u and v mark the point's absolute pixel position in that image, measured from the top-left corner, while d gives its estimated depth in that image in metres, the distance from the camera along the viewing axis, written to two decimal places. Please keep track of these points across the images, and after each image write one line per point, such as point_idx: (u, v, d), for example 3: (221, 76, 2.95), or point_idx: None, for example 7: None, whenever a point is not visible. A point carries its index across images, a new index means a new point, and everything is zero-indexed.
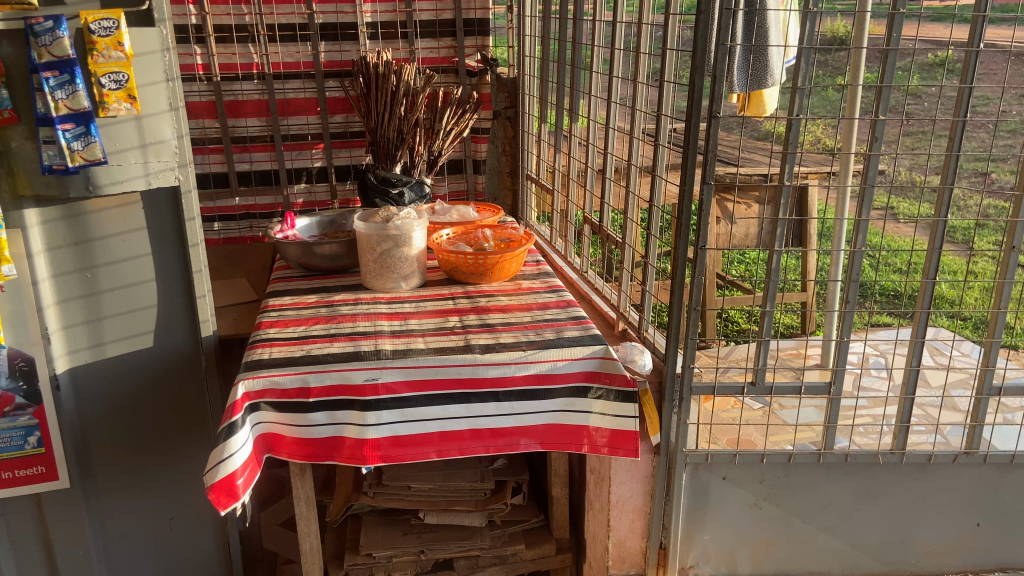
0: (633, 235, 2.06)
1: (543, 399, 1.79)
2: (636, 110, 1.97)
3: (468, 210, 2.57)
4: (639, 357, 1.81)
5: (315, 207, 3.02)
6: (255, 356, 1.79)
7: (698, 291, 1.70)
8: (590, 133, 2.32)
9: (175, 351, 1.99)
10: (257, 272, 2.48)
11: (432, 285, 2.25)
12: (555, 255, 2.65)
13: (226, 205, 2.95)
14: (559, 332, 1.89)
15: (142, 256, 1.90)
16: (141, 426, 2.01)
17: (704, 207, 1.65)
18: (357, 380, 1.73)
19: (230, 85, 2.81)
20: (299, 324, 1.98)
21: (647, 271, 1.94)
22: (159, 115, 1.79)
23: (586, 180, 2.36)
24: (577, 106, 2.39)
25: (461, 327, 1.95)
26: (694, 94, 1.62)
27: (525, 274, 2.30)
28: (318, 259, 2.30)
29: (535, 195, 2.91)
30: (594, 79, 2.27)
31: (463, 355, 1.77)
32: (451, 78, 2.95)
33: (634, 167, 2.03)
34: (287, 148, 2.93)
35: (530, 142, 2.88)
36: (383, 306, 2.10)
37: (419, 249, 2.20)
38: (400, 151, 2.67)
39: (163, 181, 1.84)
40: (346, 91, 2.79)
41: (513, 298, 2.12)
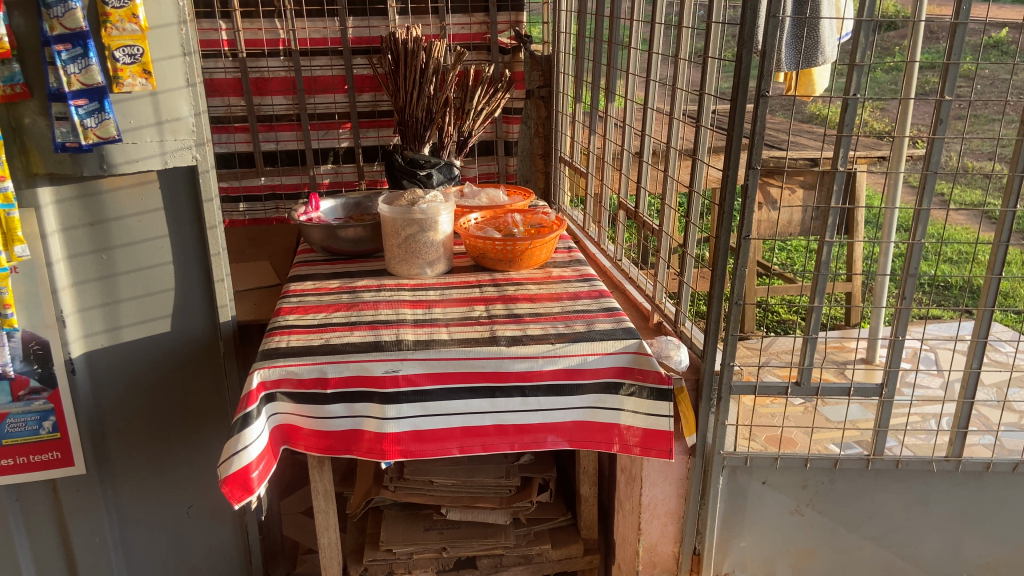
0: (670, 222, 1.95)
1: (571, 395, 1.71)
2: (677, 89, 1.84)
3: (497, 194, 2.46)
4: (674, 353, 1.71)
5: (341, 188, 2.93)
6: (271, 344, 1.71)
7: (741, 284, 1.58)
8: (627, 114, 2.19)
9: (193, 336, 1.92)
10: (280, 255, 2.41)
11: (459, 272, 2.16)
12: (588, 241, 2.53)
13: (251, 184, 2.89)
14: (590, 324, 1.79)
15: (159, 238, 1.83)
16: (158, 413, 1.96)
17: (750, 194, 1.52)
18: (377, 372, 1.65)
19: (256, 62, 2.73)
20: (320, 310, 1.91)
21: (685, 262, 1.82)
22: (175, 91, 1.72)
23: (622, 163, 2.25)
24: (614, 86, 2.27)
25: (487, 317, 1.86)
26: (741, 67, 1.49)
27: (556, 261, 2.20)
28: (341, 242, 2.22)
29: (568, 178, 2.80)
30: (633, 56, 2.14)
31: (488, 347, 1.69)
32: (483, 55, 2.84)
33: (674, 150, 1.90)
34: (314, 128, 2.84)
35: (565, 123, 2.76)
36: (407, 293, 2.02)
37: (445, 234, 2.11)
38: (429, 131, 2.59)
39: (180, 160, 1.77)
40: (374, 69, 2.70)
41: (543, 287, 2.03)
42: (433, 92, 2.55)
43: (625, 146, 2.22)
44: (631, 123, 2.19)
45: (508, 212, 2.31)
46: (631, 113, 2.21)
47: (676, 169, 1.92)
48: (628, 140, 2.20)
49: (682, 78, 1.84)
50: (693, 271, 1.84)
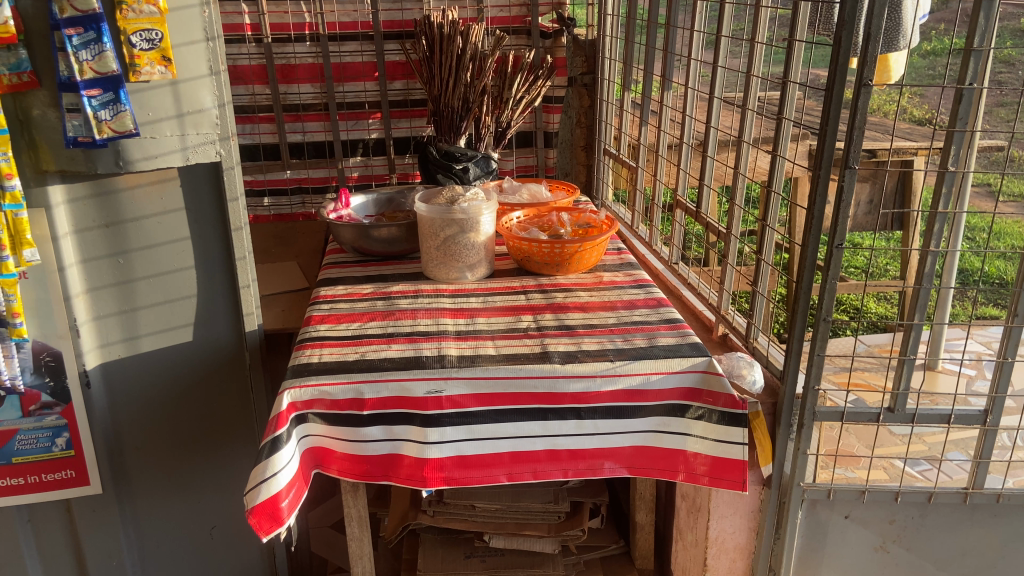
0: (739, 225, 1.77)
1: (632, 418, 1.55)
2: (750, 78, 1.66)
3: (539, 190, 2.30)
4: (747, 372, 1.55)
5: (371, 181, 2.77)
6: (303, 360, 1.56)
7: (830, 298, 1.40)
8: (687, 105, 2.01)
9: (216, 347, 1.77)
10: (309, 255, 2.25)
11: (501, 276, 2.00)
12: (638, 242, 2.37)
13: (276, 178, 2.72)
14: (651, 339, 1.62)
15: (180, 241, 1.68)
16: (181, 428, 1.81)
17: (844, 197, 1.34)
18: (418, 393, 1.49)
19: (282, 47, 2.56)
20: (353, 320, 1.75)
21: (760, 270, 1.65)
22: (197, 80, 1.56)
23: (680, 157, 2.07)
24: (670, 73, 2.09)
25: (536, 329, 1.70)
26: (840, 51, 1.30)
27: (606, 265, 2.03)
28: (374, 243, 2.07)
29: (613, 171, 2.62)
30: (694, 41, 1.96)
31: (541, 365, 1.52)
32: (523, 40, 2.67)
33: (746, 146, 1.72)
34: (343, 118, 2.68)
35: (611, 112, 2.58)
36: (447, 300, 1.86)
37: (487, 235, 1.95)
38: (465, 122, 2.43)
39: (203, 156, 1.61)
40: (408, 54, 2.53)
41: (594, 293, 1.86)
42: (472, 80, 2.39)
43: (684, 138, 2.04)
44: (691, 115, 2.02)
45: (552, 210, 2.14)
46: (692, 104, 2.02)
47: (747, 167, 1.74)
48: (687, 133, 2.03)
49: (758, 66, 1.66)
50: (768, 281, 1.66)
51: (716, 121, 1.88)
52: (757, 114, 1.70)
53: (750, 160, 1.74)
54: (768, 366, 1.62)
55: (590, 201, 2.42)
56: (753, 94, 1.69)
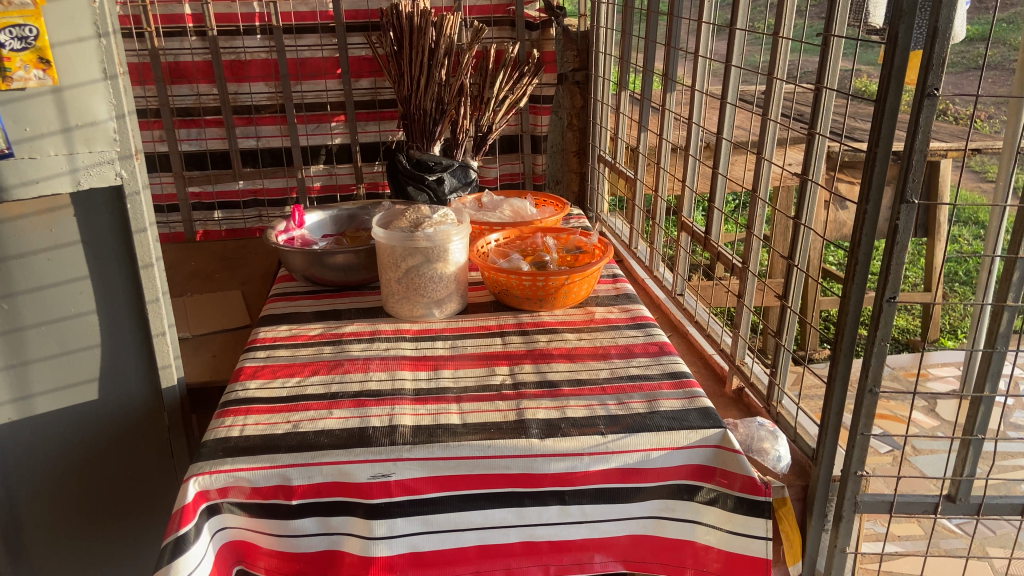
0: (757, 259, 1.45)
1: (627, 503, 1.25)
2: (773, 80, 1.36)
3: (522, 205, 2.00)
4: (771, 446, 1.26)
5: (336, 192, 2.48)
6: (221, 432, 1.26)
7: (878, 364, 1.10)
8: (694, 110, 1.71)
9: (129, 405, 1.47)
10: (257, 282, 1.96)
11: (475, 312, 1.70)
12: (636, 265, 2.07)
13: (228, 189, 2.42)
14: (651, 402, 1.32)
15: (76, 281, 1.38)
16: (89, 500, 1.51)
17: (901, 238, 1.04)
18: (360, 479, 1.20)
19: (230, 41, 2.25)
20: (292, 373, 1.45)
21: (786, 320, 1.34)
22: (88, 86, 1.26)
23: (685, 172, 1.75)
24: (673, 73, 1.78)
25: (512, 386, 1.40)
26: (896, 52, 0.99)
27: (598, 297, 1.73)
28: (328, 271, 1.78)
29: (609, 180, 2.32)
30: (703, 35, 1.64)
31: (515, 440, 1.22)
32: (506, 32, 2.35)
33: (767, 163, 1.41)
34: (302, 121, 2.38)
35: (606, 114, 2.27)
36: (408, 345, 1.56)
37: (458, 265, 1.65)
38: (440, 126, 2.14)
39: (98, 178, 1.31)
40: (374, 49, 2.22)
41: (584, 336, 1.56)
42: (446, 78, 2.10)
43: (690, 149, 1.73)
44: (698, 121, 1.71)
45: (536, 231, 1.84)
46: (700, 109, 1.72)
47: (769, 190, 1.43)
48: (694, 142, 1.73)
49: (783, 65, 1.35)
50: (796, 334, 1.35)
51: (730, 131, 1.58)
52: (781, 124, 1.38)
53: (771, 180, 1.42)
54: (794, 439, 1.31)
55: (581, 217, 2.12)
56: (776, 100, 1.38)
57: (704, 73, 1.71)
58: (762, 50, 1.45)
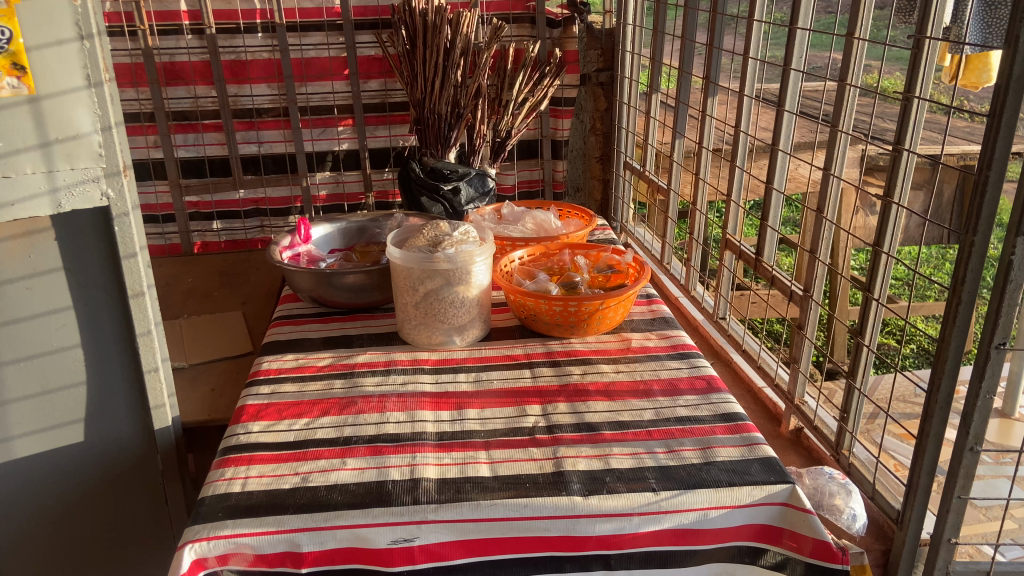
0: (822, 287, 1.29)
1: (682, 568, 1.11)
2: (844, 87, 1.20)
3: (545, 217, 1.85)
4: (843, 502, 1.12)
5: (343, 201, 2.33)
6: (221, 488, 1.11)
7: (982, 419, 0.96)
8: (742, 118, 1.56)
9: (119, 448, 1.32)
10: (259, 303, 1.81)
11: (499, 339, 1.55)
12: (670, 283, 1.93)
13: (227, 199, 2.27)
14: (706, 450, 1.17)
15: (58, 312, 1.23)
16: (72, 554, 1.36)
17: (1015, 277, 0.89)
18: (379, 544, 1.05)
19: (230, 40, 2.10)
20: (300, 412, 1.31)
21: (860, 358, 1.18)
22: (69, 94, 1.11)
23: (728, 187, 1.60)
24: (717, 76, 1.64)
25: (546, 429, 1.25)
26: (1015, 61, 0.86)
27: (634, 322, 1.58)
28: (337, 292, 1.63)
29: (635, 188, 2.17)
30: (755, 33, 1.52)
31: (555, 498, 1.07)
32: (526, 30, 2.20)
33: (836, 181, 1.24)
34: (307, 126, 2.22)
35: (634, 118, 2.12)
36: (428, 378, 1.41)
37: (481, 288, 1.50)
38: (456, 132, 1.99)
39: (82, 199, 1.16)
40: (385, 48, 2.07)
41: (622, 368, 1.41)
42: (463, 80, 1.94)
43: (737, 159, 1.57)
44: (748, 130, 1.57)
45: (564, 248, 1.69)
46: (749, 116, 1.57)
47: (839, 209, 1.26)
48: (742, 154, 1.58)
49: (857, 70, 1.20)
50: (871, 373, 1.19)
51: (789, 144, 1.43)
52: (852, 138, 1.22)
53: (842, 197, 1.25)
54: (872, 497, 1.15)
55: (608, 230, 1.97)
56: (848, 109, 1.21)
57: (752, 76, 1.56)
58: (829, 53, 1.29)
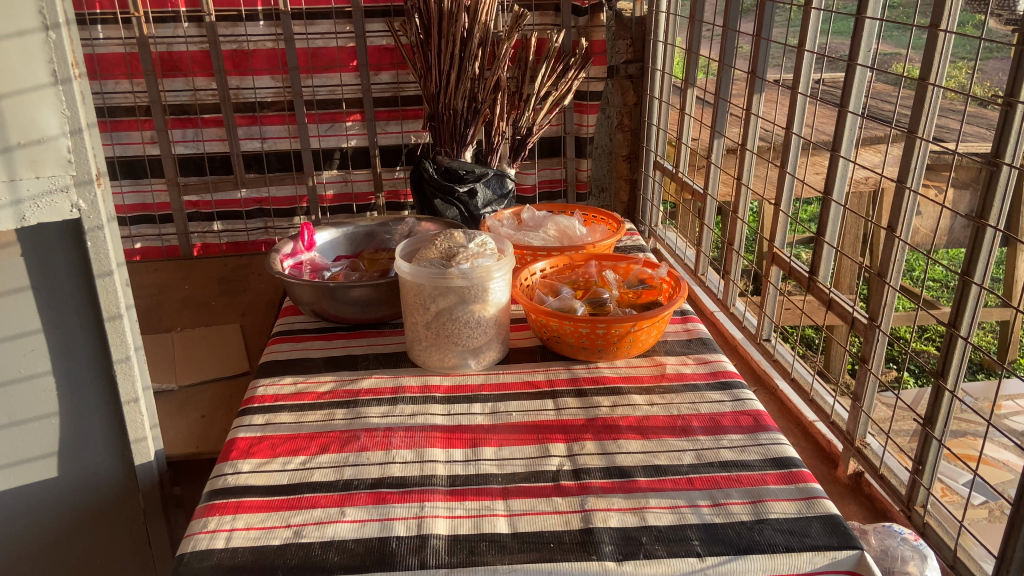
0: (892, 316, 1.13)
1: None
2: (925, 86, 1.05)
3: (569, 223, 1.70)
4: (918, 569, 0.97)
5: (351, 201, 2.18)
6: (203, 542, 0.98)
7: None
8: (795, 118, 1.41)
9: (97, 484, 1.19)
10: (259, 315, 1.68)
11: (519, 361, 1.40)
12: (707, 298, 1.78)
13: (228, 198, 2.14)
14: (757, 504, 1.02)
15: (26, 336, 1.09)
16: None
17: None
18: None
19: (231, 28, 1.96)
20: (296, 448, 1.17)
21: (940, 402, 1.02)
22: (31, 92, 0.97)
23: (778, 194, 1.46)
24: (764, 70, 1.52)
25: (572, 474, 1.10)
26: None
27: (668, 345, 1.44)
28: (341, 307, 1.49)
29: (666, 189, 2.02)
30: (814, 22, 1.37)
31: (583, 564, 0.93)
32: (550, 19, 2.03)
33: (912, 194, 1.08)
34: (313, 121, 2.08)
35: (666, 114, 1.96)
36: (439, 409, 1.26)
37: (499, 306, 1.35)
38: (472, 128, 1.85)
39: (49, 211, 1.02)
40: (397, 37, 1.91)
41: (657, 400, 1.27)
42: (480, 73, 1.80)
43: (788, 163, 1.44)
44: (803, 131, 1.42)
45: (590, 258, 1.55)
46: (802, 116, 1.42)
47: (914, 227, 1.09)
48: (793, 158, 1.44)
49: (943, 67, 1.03)
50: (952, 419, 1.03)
51: (852, 148, 1.29)
52: (933, 145, 1.06)
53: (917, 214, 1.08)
54: (952, 566, 0.99)
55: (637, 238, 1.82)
56: (928, 113, 1.05)
57: (807, 71, 1.40)
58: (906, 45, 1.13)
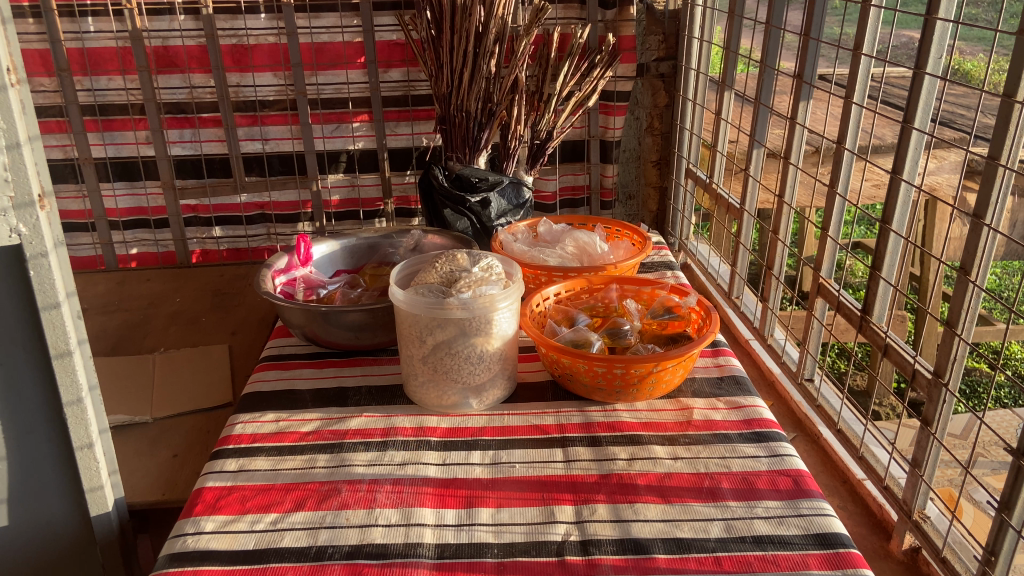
0: (960, 374, 0.96)
1: None
2: (1010, 104, 0.87)
3: (589, 238, 1.54)
4: None
5: (357, 206, 2.09)
6: None
7: None
8: (848, 130, 1.22)
9: (49, 536, 1.06)
10: (249, 335, 1.55)
11: (527, 401, 1.25)
12: (742, 325, 1.61)
13: (227, 203, 2.05)
14: None
15: None
16: None
17: None
18: None
19: (231, 21, 1.86)
20: (269, 502, 1.03)
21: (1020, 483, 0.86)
22: None
23: (826, 218, 1.28)
24: (813, 74, 1.33)
25: (580, 546, 0.95)
26: None
27: (696, 384, 1.28)
28: (335, 331, 1.35)
29: (698, 200, 1.86)
30: (873, 20, 1.17)
31: None
32: (574, 12, 1.85)
33: (991, 232, 0.90)
34: (317, 121, 1.98)
35: (701, 117, 1.78)
36: (433, 457, 1.12)
37: (505, 339, 1.20)
38: (486, 132, 1.70)
39: None
40: (407, 31, 1.75)
41: (681, 454, 1.11)
42: (496, 71, 1.65)
43: (839, 185, 1.25)
44: (856, 147, 1.23)
45: (609, 281, 1.40)
46: (857, 127, 1.22)
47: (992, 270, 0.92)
48: (845, 175, 1.26)
49: None
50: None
51: (916, 170, 1.11)
52: (1018, 175, 0.89)
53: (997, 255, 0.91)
54: None
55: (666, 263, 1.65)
56: (1015, 136, 0.88)
57: (865, 78, 1.20)
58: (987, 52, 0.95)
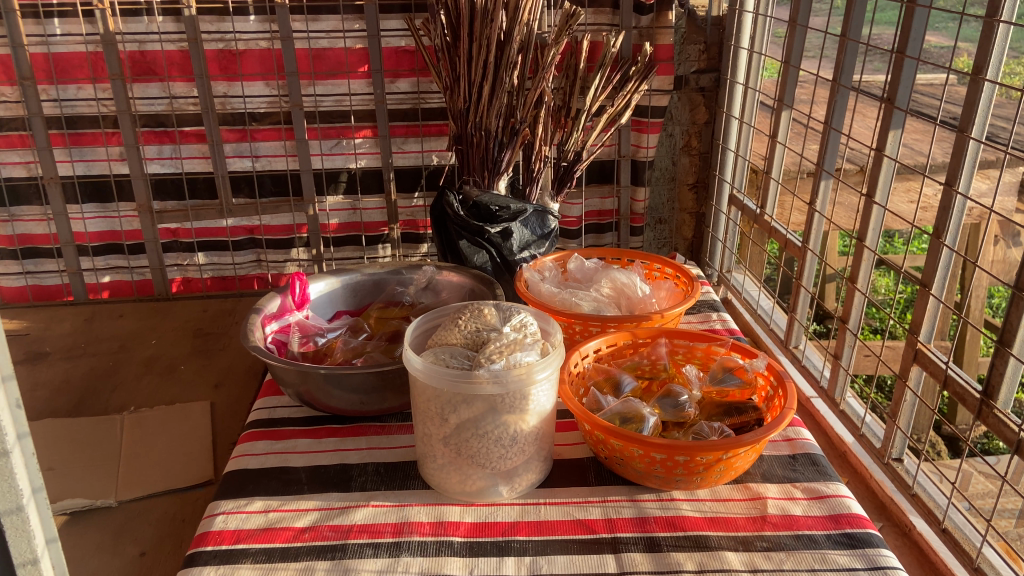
0: None
1: None
2: None
3: (628, 277, 1.34)
4: None
5: (359, 231, 1.88)
6: None
7: None
8: (963, 172, 0.99)
9: None
10: (234, 393, 1.37)
11: (566, 485, 1.05)
12: (807, 383, 1.41)
13: (212, 227, 1.85)
14: None
15: None
16: None
17: None
18: None
19: (217, 23, 1.65)
20: None
21: None
22: None
23: (928, 272, 1.06)
24: (906, 99, 1.13)
25: None
26: None
27: (765, 465, 1.08)
28: (336, 395, 1.15)
29: (746, 232, 1.67)
30: (1001, 37, 0.94)
31: None
32: (606, 17, 1.64)
33: None
34: (315, 136, 1.77)
35: (749, 138, 1.60)
36: (458, 567, 0.92)
37: (541, 416, 1.00)
38: (508, 153, 1.49)
39: None
40: (418, 36, 1.54)
41: (761, 565, 0.91)
42: (520, 83, 1.44)
43: (947, 234, 1.02)
44: (972, 189, 1.00)
45: (658, 335, 1.19)
46: (974, 170, 0.99)
47: None
48: (956, 224, 1.02)
49: None
50: None
51: None
52: None
53: None
54: None
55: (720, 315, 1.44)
56: None
57: (987, 106, 0.97)
58: None
